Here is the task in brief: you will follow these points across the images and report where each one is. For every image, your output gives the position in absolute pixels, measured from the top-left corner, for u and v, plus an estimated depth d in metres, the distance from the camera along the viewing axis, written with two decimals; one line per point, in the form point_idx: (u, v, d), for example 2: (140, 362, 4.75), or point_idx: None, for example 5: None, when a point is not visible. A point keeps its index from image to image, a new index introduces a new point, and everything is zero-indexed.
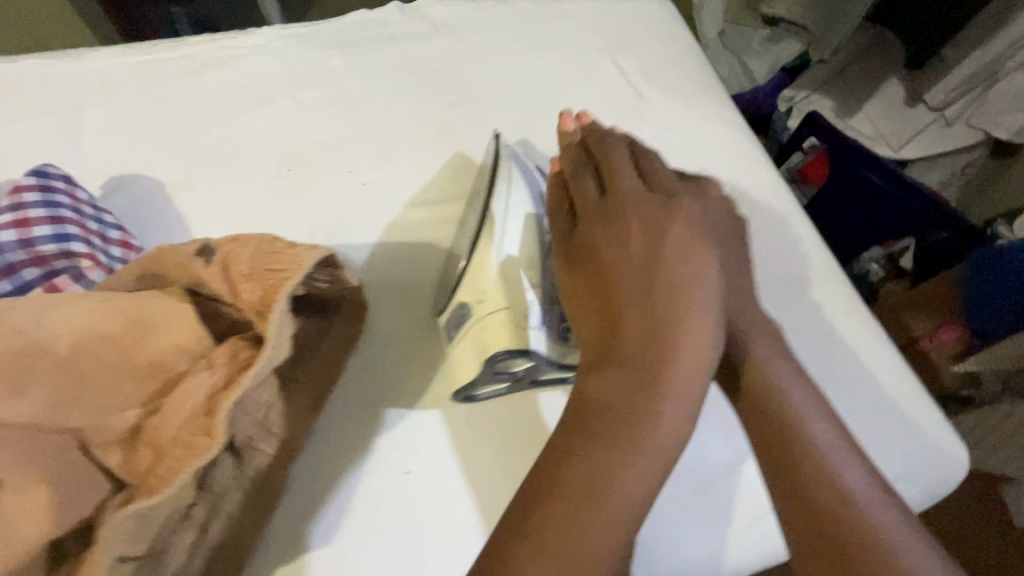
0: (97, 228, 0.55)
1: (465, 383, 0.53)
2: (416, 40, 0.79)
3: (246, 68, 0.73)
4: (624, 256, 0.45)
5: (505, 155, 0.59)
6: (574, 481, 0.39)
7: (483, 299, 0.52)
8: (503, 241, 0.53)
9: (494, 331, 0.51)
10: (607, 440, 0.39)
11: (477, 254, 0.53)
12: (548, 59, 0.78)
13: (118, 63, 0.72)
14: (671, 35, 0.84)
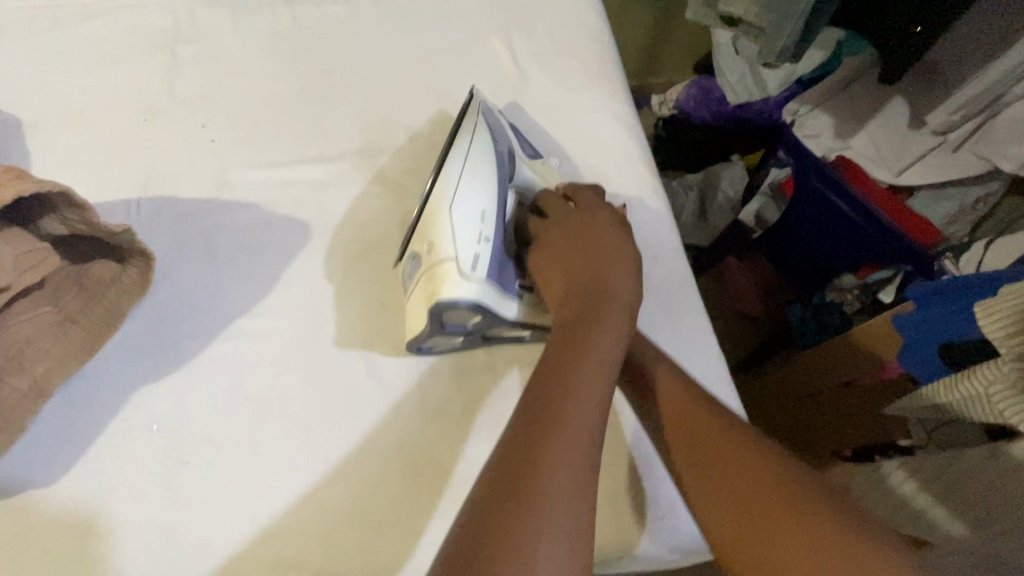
0: None
1: (416, 336, 0.54)
2: (310, 3, 0.78)
3: (135, 21, 0.75)
4: (580, 240, 0.54)
5: (474, 110, 0.58)
6: (543, 401, 0.41)
7: (433, 248, 0.52)
8: (453, 191, 0.53)
9: (439, 279, 0.51)
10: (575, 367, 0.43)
11: (431, 202, 0.53)
12: (438, 35, 0.77)
13: (15, 6, 0.74)
14: (579, 19, 0.80)
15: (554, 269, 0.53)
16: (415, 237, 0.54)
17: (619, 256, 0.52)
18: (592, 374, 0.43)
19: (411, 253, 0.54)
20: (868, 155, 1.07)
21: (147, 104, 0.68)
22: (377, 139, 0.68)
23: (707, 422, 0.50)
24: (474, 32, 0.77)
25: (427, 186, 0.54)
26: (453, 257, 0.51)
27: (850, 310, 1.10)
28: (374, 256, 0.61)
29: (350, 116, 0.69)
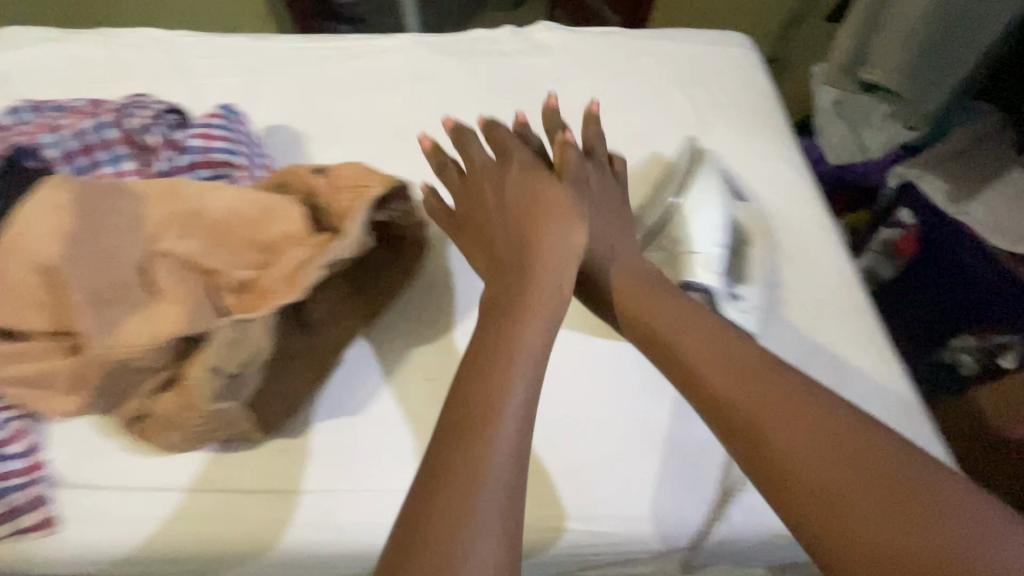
0: (254, 155, 0.72)
1: None
2: (520, 56, 0.94)
3: (384, 61, 0.93)
4: (519, 202, 0.57)
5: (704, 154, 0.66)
6: (461, 390, 0.44)
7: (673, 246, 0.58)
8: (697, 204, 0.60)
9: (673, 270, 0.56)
10: (481, 383, 0.44)
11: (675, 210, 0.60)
12: (627, 85, 0.90)
13: (294, 47, 0.94)
14: (749, 77, 0.92)
15: (477, 235, 0.60)
16: None
17: (552, 213, 0.56)
18: (522, 356, 0.46)
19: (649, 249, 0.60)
20: (984, 221, 1.06)
21: (397, 128, 0.85)
22: None
23: (773, 395, 0.46)
24: (661, 84, 0.90)
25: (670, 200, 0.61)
26: (700, 250, 0.54)
27: (964, 372, 1.06)
28: None
29: (560, 150, 0.83)
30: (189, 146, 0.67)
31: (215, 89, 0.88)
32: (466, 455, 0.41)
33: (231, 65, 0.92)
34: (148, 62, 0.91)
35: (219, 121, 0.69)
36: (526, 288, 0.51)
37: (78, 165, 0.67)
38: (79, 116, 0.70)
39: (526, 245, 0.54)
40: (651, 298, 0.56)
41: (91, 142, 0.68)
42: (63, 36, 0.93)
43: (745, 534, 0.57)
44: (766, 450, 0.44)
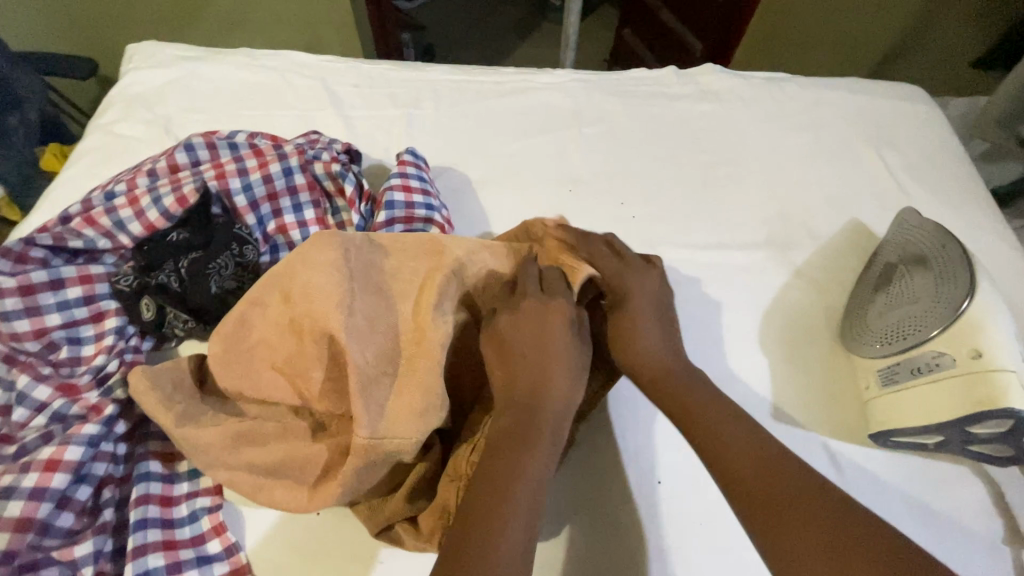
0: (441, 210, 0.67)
1: (894, 426, 0.54)
2: (686, 100, 0.88)
3: (544, 100, 0.87)
4: (525, 344, 0.53)
5: (948, 237, 0.60)
6: (484, 475, 0.45)
7: (981, 354, 0.49)
8: (994, 307, 0.52)
9: (985, 386, 0.48)
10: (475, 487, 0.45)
11: (971, 310, 0.52)
12: (808, 138, 0.83)
13: (447, 79, 0.89)
14: (939, 138, 0.85)
15: (496, 359, 0.52)
16: (944, 336, 0.52)
17: (559, 360, 0.52)
18: (535, 457, 0.46)
19: (935, 350, 0.52)
20: None
21: (568, 176, 0.78)
22: (781, 235, 0.73)
23: (795, 488, 0.44)
24: (846, 140, 0.83)
25: (961, 297, 0.53)
26: (1016, 369, 0.48)
27: None
28: (807, 344, 0.64)
29: (750, 209, 0.75)
30: (389, 200, 0.63)
31: (369, 122, 0.83)
32: (479, 548, 0.40)
33: (382, 95, 0.86)
34: (297, 88, 0.85)
35: (414, 173, 0.66)
36: (543, 380, 0.51)
37: (264, 217, 0.63)
38: (260, 158, 0.63)
39: (520, 358, 0.52)
40: (667, 379, 0.54)
41: (280, 192, 0.63)
42: (205, 55, 0.88)
43: None
44: (749, 488, 0.45)
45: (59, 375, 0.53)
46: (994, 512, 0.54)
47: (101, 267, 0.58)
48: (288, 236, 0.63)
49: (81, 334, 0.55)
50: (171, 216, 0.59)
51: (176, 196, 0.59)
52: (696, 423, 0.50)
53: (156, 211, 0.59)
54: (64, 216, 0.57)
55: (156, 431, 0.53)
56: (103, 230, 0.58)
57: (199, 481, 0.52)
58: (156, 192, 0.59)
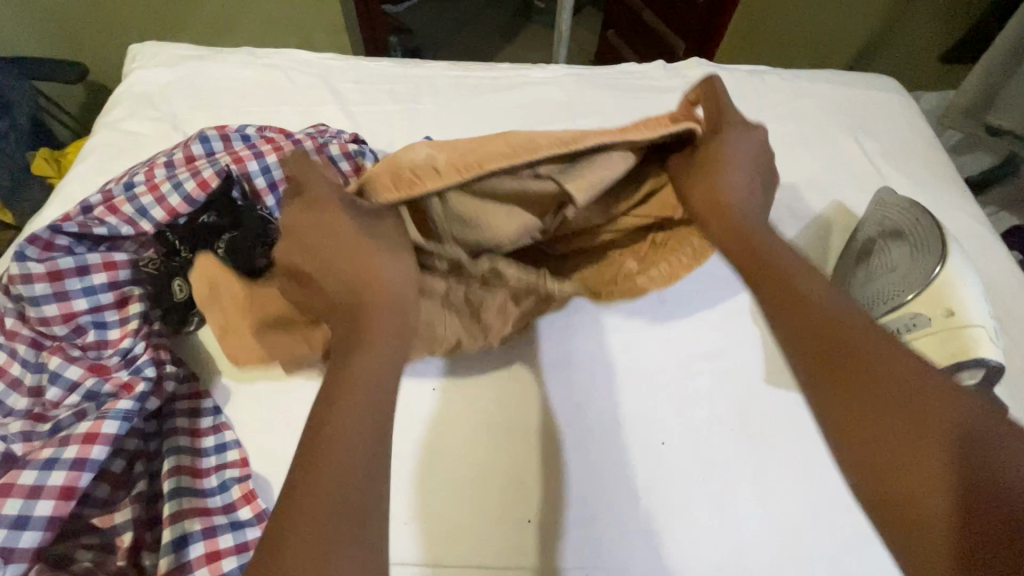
0: None
1: None
2: (675, 93, 0.92)
3: (540, 94, 0.90)
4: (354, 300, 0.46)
5: (922, 211, 0.65)
6: (318, 412, 0.39)
7: (953, 313, 0.54)
8: (963, 271, 0.57)
9: (957, 342, 0.53)
10: (348, 358, 0.42)
11: (943, 274, 0.56)
12: (790, 127, 0.88)
13: (446, 76, 0.92)
14: (912, 125, 0.90)
15: (317, 298, 0.49)
16: (920, 298, 0.56)
17: (380, 309, 0.45)
18: (366, 391, 0.40)
19: (911, 312, 0.56)
20: None
21: None
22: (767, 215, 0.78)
23: (894, 363, 0.41)
24: (826, 128, 0.88)
25: (935, 263, 0.57)
26: (985, 324, 0.53)
27: None
28: None
29: None
30: None
31: (372, 117, 0.86)
32: (332, 433, 0.37)
33: (384, 91, 0.89)
34: (300, 85, 0.88)
35: None
36: (367, 318, 0.45)
37: (282, 199, 0.66)
38: (273, 145, 0.67)
39: (359, 301, 0.46)
40: (757, 242, 0.53)
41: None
42: (209, 55, 0.91)
43: None
44: (826, 338, 0.44)
45: (88, 358, 0.55)
46: None
47: (124, 254, 0.60)
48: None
49: (107, 319, 0.57)
50: (192, 201, 0.62)
51: (198, 181, 0.62)
52: (788, 287, 0.48)
53: (179, 195, 0.62)
54: (87, 205, 0.61)
55: (184, 409, 0.56)
56: (125, 218, 0.61)
57: (227, 454, 0.54)
58: (176, 179, 0.62)
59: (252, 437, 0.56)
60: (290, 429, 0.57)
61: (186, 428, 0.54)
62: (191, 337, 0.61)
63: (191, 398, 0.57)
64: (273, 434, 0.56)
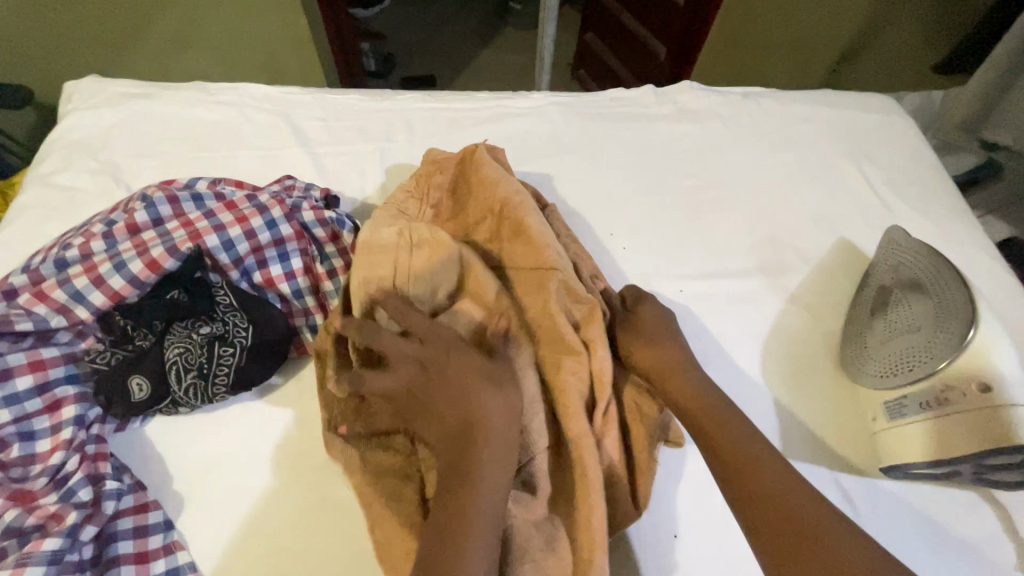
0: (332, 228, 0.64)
1: (903, 460, 0.53)
2: (667, 121, 0.86)
3: (523, 126, 0.84)
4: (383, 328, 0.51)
5: (942, 261, 0.60)
6: (435, 541, 0.42)
7: (990, 387, 0.49)
8: (995, 336, 0.52)
9: (995, 422, 0.48)
10: (476, 459, 0.44)
11: (976, 341, 0.52)
12: (789, 156, 0.83)
13: (420, 108, 0.84)
14: (915, 150, 0.86)
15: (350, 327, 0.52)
16: (950, 369, 0.51)
17: (487, 413, 0.46)
18: (489, 502, 0.43)
19: (942, 384, 0.52)
20: None
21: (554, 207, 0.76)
22: (773, 258, 0.72)
23: (780, 483, 0.47)
24: (827, 157, 0.83)
25: (966, 328, 0.53)
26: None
27: None
28: (808, 374, 0.63)
29: (738, 234, 0.74)
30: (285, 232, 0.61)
31: (340, 159, 0.78)
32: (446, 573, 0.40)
33: (352, 128, 0.81)
34: (259, 125, 0.80)
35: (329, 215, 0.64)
36: (475, 418, 0.46)
37: (248, 268, 0.59)
38: (234, 212, 0.58)
39: (468, 407, 0.46)
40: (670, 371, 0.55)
41: (264, 245, 0.58)
42: (155, 92, 0.82)
43: None
44: (739, 467, 0.48)
45: (11, 482, 0.48)
46: (1005, 539, 0.54)
47: (56, 347, 0.52)
48: (277, 288, 0.60)
49: (35, 428, 0.50)
50: (139, 283, 0.54)
51: (146, 261, 0.54)
52: (697, 416, 0.52)
53: (122, 277, 0.54)
54: (12, 290, 0.52)
55: (127, 529, 0.48)
56: (56, 306, 0.52)
57: None
58: (119, 257, 0.54)
59: (209, 556, 0.49)
60: (253, 544, 0.50)
61: (130, 554, 0.48)
62: (136, 435, 0.54)
63: (135, 514, 0.49)
64: (234, 551, 0.50)
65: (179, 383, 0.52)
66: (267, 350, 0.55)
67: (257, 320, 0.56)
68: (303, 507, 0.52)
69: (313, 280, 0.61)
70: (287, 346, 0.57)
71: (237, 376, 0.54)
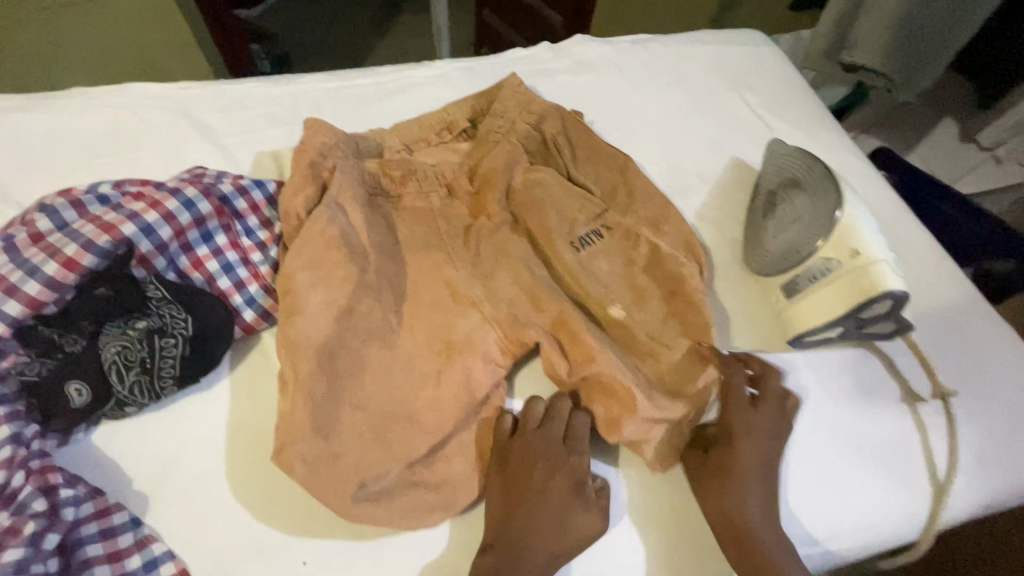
0: (247, 202, 0.63)
1: (801, 331, 0.62)
2: (565, 73, 0.91)
3: (430, 94, 0.86)
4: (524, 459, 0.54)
5: (812, 159, 0.69)
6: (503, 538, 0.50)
7: (856, 252, 0.58)
8: (858, 211, 0.61)
9: (869, 276, 0.56)
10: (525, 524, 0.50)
11: (843, 218, 0.60)
12: (681, 93, 0.91)
13: (323, 89, 0.84)
14: (784, 72, 0.96)
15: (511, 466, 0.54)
16: (826, 245, 0.60)
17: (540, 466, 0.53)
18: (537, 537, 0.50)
19: (823, 258, 0.60)
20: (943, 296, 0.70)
21: None
22: (676, 183, 0.80)
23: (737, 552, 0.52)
24: (710, 88, 0.92)
25: (834, 210, 0.61)
26: (886, 259, 0.56)
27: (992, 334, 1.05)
28: (722, 276, 0.71)
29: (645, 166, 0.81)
30: (214, 230, 0.60)
31: (249, 148, 0.77)
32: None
33: (257, 116, 0.80)
34: (156, 124, 0.77)
35: (250, 185, 0.63)
36: (531, 475, 0.53)
37: (174, 256, 0.58)
38: (147, 201, 0.58)
39: (524, 456, 0.54)
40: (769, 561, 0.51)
41: (186, 227, 0.58)
42: (30, 103, 0.77)
43: (958, 510, 0.57)
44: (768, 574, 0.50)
45: None
46: (891, 381, 0.63)
47: None
48: (204, 270, 0.59)
49: None
50: (58, 285, 0.52)
51: (61, 261, 0.52)
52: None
53: (38, 282, 0.51)
54: None
55: (93, 533, 0.48)
56: None
57: (161, 570, 0.48)
58: (30, 264, 0.52)
59: (184, 538, 0.51)
60: (224, 518, 0.52)
61: (101, 555, 0.48)
62: (86, 444, 0.54)
63: (99, 518, 0.49)
64: (209, 533, 0.51)
65: (121, 383, 0.52)
66: (211, 334, 0.56)
67: (194, 309, 0.56)
68: (268, 477, 0.54)
69: (240, 254, 0.61)
70: (231, 328, 0.58)
71: (182, 367, 0.54)
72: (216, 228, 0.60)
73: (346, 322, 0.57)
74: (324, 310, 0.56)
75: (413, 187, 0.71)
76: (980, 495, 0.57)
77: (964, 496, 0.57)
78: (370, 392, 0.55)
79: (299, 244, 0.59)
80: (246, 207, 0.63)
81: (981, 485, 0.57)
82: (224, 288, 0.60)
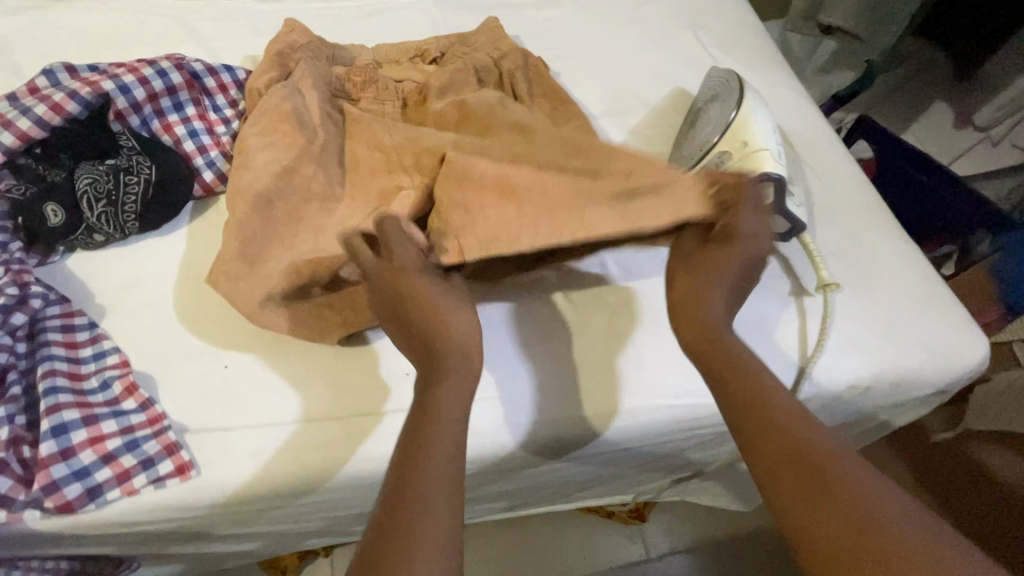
0: (217, 82, 0.72)
1: None
2: (531, 8, 0.98)
3: (402, 19, 0.94)
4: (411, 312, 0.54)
5: (729, 74, 0.74)
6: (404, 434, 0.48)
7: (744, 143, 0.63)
8: (754, 112, 0.66)
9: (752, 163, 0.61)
10: (421, 420, 0.49)
11: (739, 116, 0.65)
12: (638, 30, 0.97)
13: (306, 8, 0.93)
14: (742, 18, 1.01)
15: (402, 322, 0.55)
16: (721, 140, 0.65)
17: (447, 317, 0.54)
18: (436, 424, 0.48)
19: (718, 152, 0.65)
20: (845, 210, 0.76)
21: None
22: (617, 104, 0.86)
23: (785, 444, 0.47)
24: (667, 28, 0.97)
25: (731, 110, 0.66)
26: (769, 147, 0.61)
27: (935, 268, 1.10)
28: None
29: (591, 89, 0.87)
30: (184, 101, 0.69)
31: (233, 52, 0.86)
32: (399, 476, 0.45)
33: (244, 27, 0.89)
34: (154, 27, 0.87)
35: (220, 69, 0.72)
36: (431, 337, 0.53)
37: (147, 117, 0.68)
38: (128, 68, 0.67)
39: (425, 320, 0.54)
40: (825, 458, 0.45)
41: (158, 93, 0.67)
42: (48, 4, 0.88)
43: (818, 381, 0.63)
44: (822, 466, 0.45)
45: None
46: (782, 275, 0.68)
47: None
48: (173, 133, 0.68)
49: None
50: (45, 124, 0.61)
51: (49, 105, 0.62)
52: (806, 471, 0.45)
53: (28, 119, 0.61)
54: None
55: (55, 325, 0.57)
56: None
57: (106, 359, 0.56)
58: (23, 105, 0.61)
59: (133, 342, 0.60)
60: (168, 330, 0.61)
61: (58, 340, 0.56)
62: (59, 265, 0.63)
63: (61, 315, 0.58)
64: (153, 339, 0.60)
65: (91, 211, 0.62)
66: (171, 182, 0.65)
67: (159, 160, 0.65)
68: (209, 304, 0.62)
69: (206, 125, 0.70)
70: (190, 181, 0.67)
71: (144, 205, 0.64)
72: (186, 99, 0.69)
73: (288, 179, 0.65)
74: (268, 166, 0.64)
75: (371, 94, 0.79)
76: (841, 370, 0.63)
77: (825, 372, 0.63)
78: (299, 236, 0.62)
79: (256, 116, 0.68)
80: (215, 87, 0.72)
81: (842, 363, 0.64)
82: (189, 150, 0.68)
